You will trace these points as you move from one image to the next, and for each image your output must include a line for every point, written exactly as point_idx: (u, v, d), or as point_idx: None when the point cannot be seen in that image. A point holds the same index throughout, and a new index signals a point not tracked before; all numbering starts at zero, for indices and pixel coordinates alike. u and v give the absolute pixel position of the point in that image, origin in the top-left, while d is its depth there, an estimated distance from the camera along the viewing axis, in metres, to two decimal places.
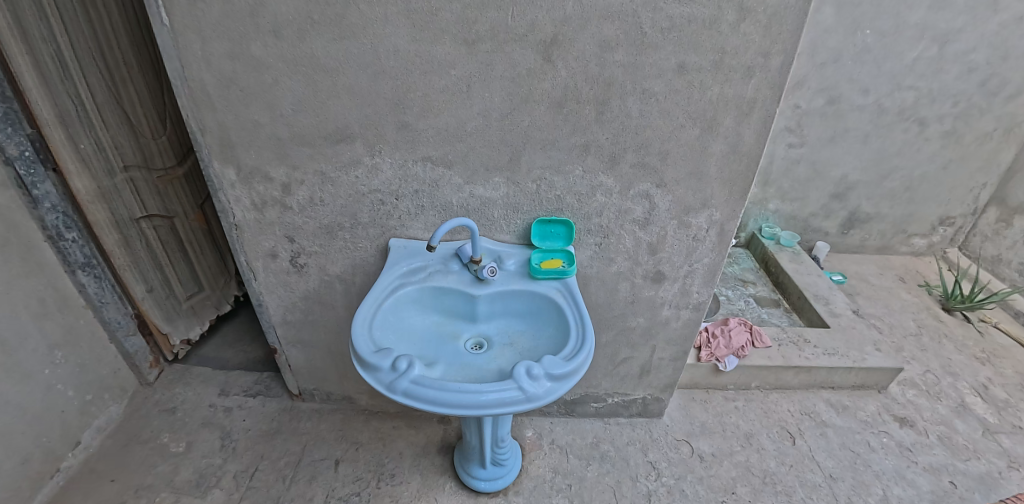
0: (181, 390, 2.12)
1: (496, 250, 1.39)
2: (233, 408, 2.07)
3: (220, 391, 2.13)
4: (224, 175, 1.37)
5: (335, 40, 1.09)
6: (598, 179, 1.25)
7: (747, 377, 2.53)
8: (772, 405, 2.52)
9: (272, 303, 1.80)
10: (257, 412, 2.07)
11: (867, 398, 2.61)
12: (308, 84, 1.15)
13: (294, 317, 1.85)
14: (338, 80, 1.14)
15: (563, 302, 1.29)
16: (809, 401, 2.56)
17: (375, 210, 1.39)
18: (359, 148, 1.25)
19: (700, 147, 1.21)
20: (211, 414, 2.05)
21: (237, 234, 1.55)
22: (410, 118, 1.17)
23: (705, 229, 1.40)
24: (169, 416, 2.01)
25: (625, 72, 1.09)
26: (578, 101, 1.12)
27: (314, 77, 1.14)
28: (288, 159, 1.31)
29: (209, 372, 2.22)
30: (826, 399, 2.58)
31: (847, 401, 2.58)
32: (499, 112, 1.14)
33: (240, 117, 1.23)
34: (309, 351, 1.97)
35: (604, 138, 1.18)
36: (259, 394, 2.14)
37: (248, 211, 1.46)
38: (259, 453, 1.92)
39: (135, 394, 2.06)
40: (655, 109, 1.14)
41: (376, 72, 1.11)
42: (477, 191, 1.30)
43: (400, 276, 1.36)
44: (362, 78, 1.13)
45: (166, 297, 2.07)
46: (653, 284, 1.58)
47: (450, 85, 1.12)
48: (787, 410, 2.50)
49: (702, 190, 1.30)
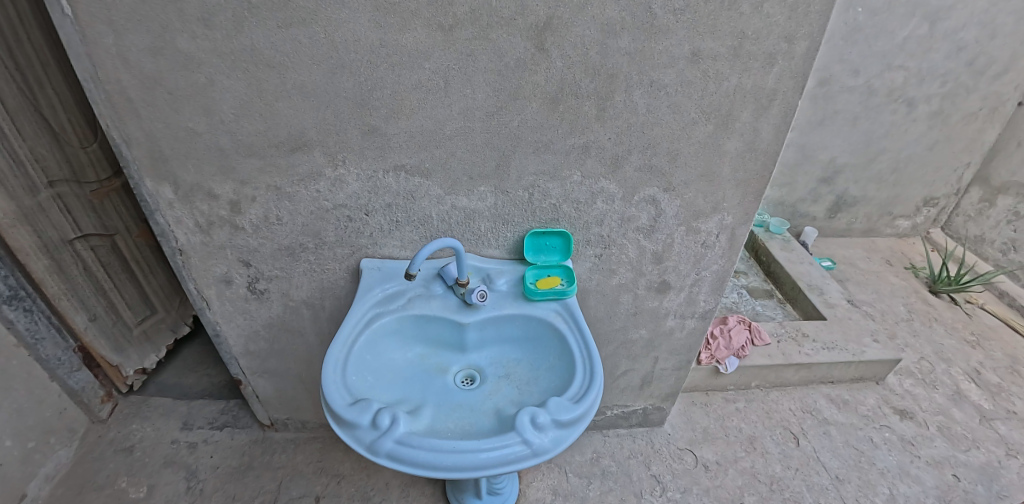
0: (139, 426, 1.88)
1: (485, 269, 1.23)
2: (198, 444, 1.85)
3: (182, 425, 1.91)
4: (160, 194, 1.16)
5: (279, 29, 0.89)
6: (600, 184, 1.08)
7: (747, 376, 2.38)
8: (773, 404, 2.38)
9: (230, 333, 1.60)
10: (226, 446, 1.86)
11: (866, 391, 2.48)
12: (252, 83, 0.96)
13: (258, 346, 1.65)
14: (287, 77, 0.94)
15: (564, 328, 1.15)
16: (810, 397, 2.43)
17: (343, 227, 1.21)
18: (319, 157, 1.06)
19: (714, 146, 1.05)
20: (174, 452, 1.82)
21: (183, 259, 1.35)
22: (379, 120, 0.98)
23: (715, 234, 1.25)
24: (127, 457, 1.79)
25: (630, 61, 0.91)
26: (577, 96, 0.95)
27: (258, 74, 0.94)
28: (233, 173, 1.11)
29: (169, 403, 1.98)
30: (826, 394, 2.45)
31: (847, 396, 2.45)
32: (484, 111, 0.96)
33: (171, 125, 1.03)
34: (278, 380, 1.77)
35: (607, 139, 1.00)
36: (226, 426, 1.92)
37: (195, 233, 1.26)
38: (230, 493, 1.72)
39: (88, 433, 1.82)
40: (666, 104, 0.97)
41: (333, 67, 0.92)
42: (460, 203, 1.12)
43: (376, 305, 1.19)
44: (317, 75, 0.93)
45: (113, 325, 1.83)
46: (657, 295, 1.43)
47: (422, 81, 0.93)
48: (789, 409, 2.36)
49: (714, 193, 1.14)
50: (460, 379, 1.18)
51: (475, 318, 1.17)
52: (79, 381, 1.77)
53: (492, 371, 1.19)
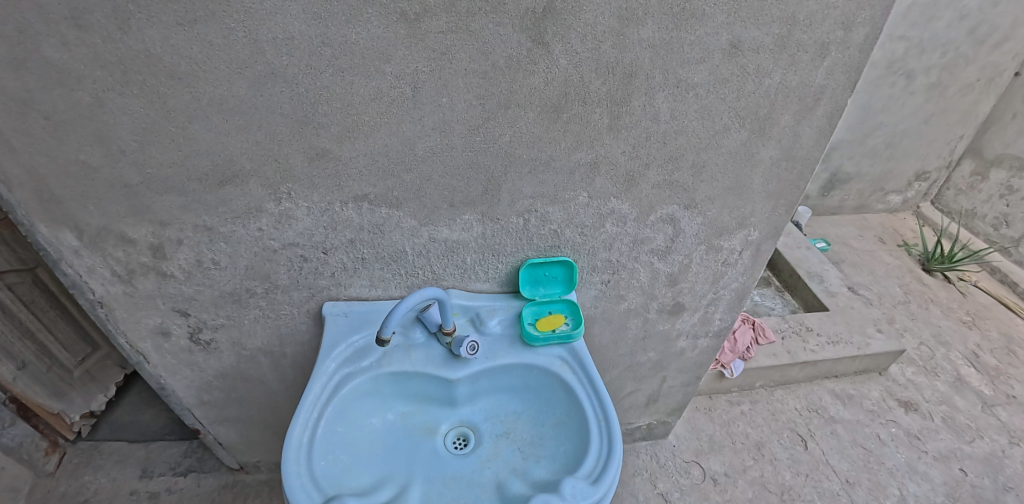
0: (92, 477, 1.57)
1: (474, 309, 1.03)
2: (161, 494, 1.56)
3: (140, 473, 1.60)
4: (60, 240, 0.91)
5: (178, 27, 0.66)
6: (611, 205, 0.88)
7: (751, 377, 2.15)
8: (778, 404, 2.17)
9: (178, 386, 1.36)
10: (190, 497, 1.57)
11: (870, 383, 2.28)
12: (154, 101, 0.73)
13: (212, 396, 1.41)
14: (198, 90, 0.72)
15: (572, 379, 0.97)
16: (813, 394, 2.21)
17: (297, 268, 0.99)
18: (256, 189, 0.84)
19: (746, 156, 0.85)
20: None
21: (107, 312, 1.13)
22: (328, 141, 0.75)
23: (737, 252, 1.06)
24: None
25: (654, 56, 0.71)
26: (586, 102, 0.74)
27: (159, 87, 0.72)
28: (149, 213, 0.88)
29: (124, 447, 1.65)
30: (830, 390, 2.24)
31: (852, 390, 2.24)
32: (464, 124, 0.74)
33: (57, 159, 0.79)
34: (241, 428, 1.53)
35: (622, 152, 0.80)
36: (191, 471, 1.62)
37: (113, 282, 1.00)
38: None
39: (34, 488, 1.51)
40: (695, 106, 0.77)
41: (256, 75, 0.69)
42: (440, 234, 0.90)
43: (345, 361, 0.98)
44: (238, 86, 0.70)
45: (48, 370, 1.50)
46: (669, 318, 1.25)
47: (376, 91, 0.70)
48: (794, 409, 2.15)
49: (740, 208, 0.95)
50: (451, 440, 1.00)
51: (465, 372, 0.97)
52: (15, 437, 1.49)
53: (487, 429, 1.01)
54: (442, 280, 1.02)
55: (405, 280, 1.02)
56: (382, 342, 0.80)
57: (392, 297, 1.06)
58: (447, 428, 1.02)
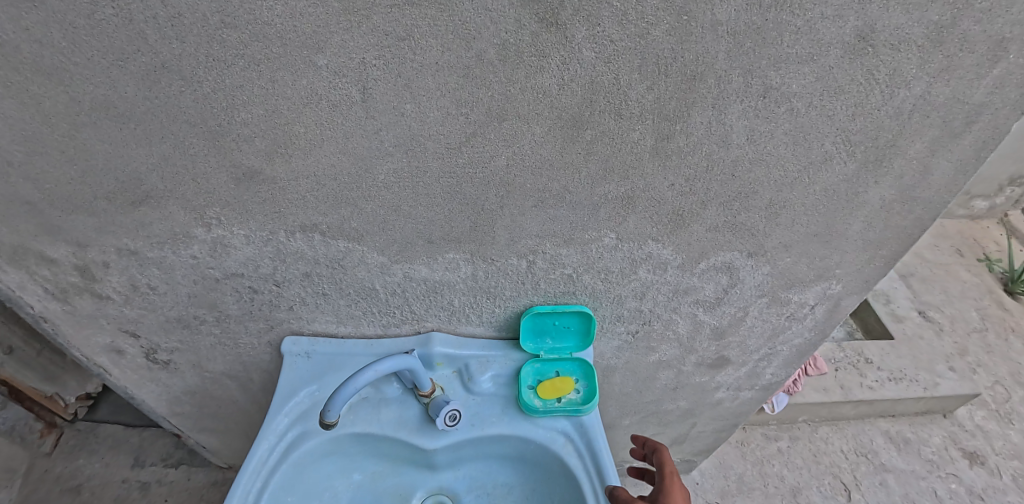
0: (87, 460, 1.34)
1: (462, 360, 0.82)
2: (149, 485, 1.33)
3: (132, 461, 1.36)
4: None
5: (26, 2, 0.44)
6: (647, 249, 0.65)
7: (794, 410, 1.79)
8: (822, 443, 1.80)
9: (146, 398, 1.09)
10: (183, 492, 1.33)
11: (931, 427, 1.89)
12: (28, 103, 0.52)
13: (184, 408, 1.15)
14: (78, 90, 0.50)
15: (575, 464, 0.75)
16: (863, 435, 1.84)
17: (248, 300, 0.79)
18: (177, 212, 0.63)
19: (849, 197, 0.61)
20: (125, 494, 1.31)
21: (52, 327, 0.88)
22: (254, 159, 0.54)
23: (809, 307, 0.82)
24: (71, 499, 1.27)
25: (739, 50, 0.46)
26: (623, 117, 0.50)
27: (26, 84, 0.50)
28: (62, 232, 0.69)
29: (121, 430, 1.40)
30: (884, 430, 1.86)
31: (909, 434, 1.86)
32: (439, 140, 0.52)
33: None
34: (219, 438, 1.26)
35: (670, 186, 0.57)
36: (183, 463, 1.37)
37: (49, 299, 0.83)
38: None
39: (30, 469, 1.29)
40: (789, 125, 0.52)
41: (144, 71, 0.48)
42: (418, 273, 0.69)
43: (301, 417, 0.80)
44: (124, 84, 0.50)
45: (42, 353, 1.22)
46: (708, 370, 1.01)
47: (309, 92, 0.49)
48: (840, 451, 1.78)
49: (825, 258, 0.71)
50: None
51: (445, 442, 0.77)
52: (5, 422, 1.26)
53: None
54: (424, 321, 0.81)
55: (380, 318, 0.80)
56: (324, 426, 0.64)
57: (365, 335, 0.84)
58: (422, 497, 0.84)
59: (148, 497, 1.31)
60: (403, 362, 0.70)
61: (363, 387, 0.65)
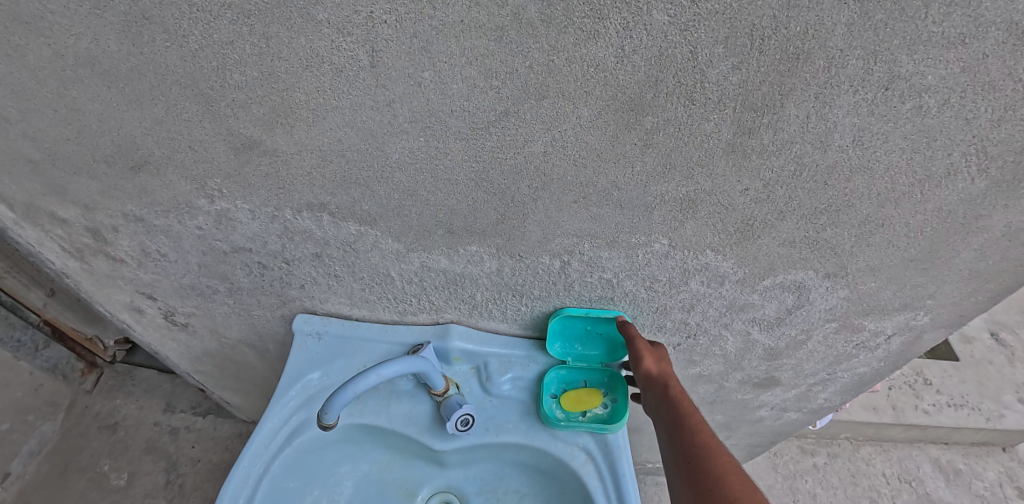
0: (123, 402, 1.34)
1: (482, 357, 0.74)
2: (179, 430, 1.33)
3: (165, 406, 1.35)
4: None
5: None
6: (703, 259, 0.55)
7: (836, 426, 1.49)
8: (862, 465, 1.49)
9: (170, 355, 1.05)
10: (212, 439, 1.32)
11: (987, 461, 1.54)
12: (12, 56, 0.48)
13: (207, 368, 1.10)
14: (59, 42, 0.46)
15: (594, 486, 0.67)
16: (909, 460, 1.51)
17: (259, 275, 0.73)
18: (178, 181, 0.58)
19: (965, 220, 0.50)
20: (158, 437, 1.31)
21: (74, 283, 0.86)
22: (252, 128, 0.48)
23: (884, 337, 0.71)
24: (107, 436, 1.29)
25: (870, 21, 0.36)
26: (695, 103, 0.40)
27: (5, 35, 0.46)
28: (69, 194, 0.65)
29: (155, 376, 1.39)
30: (934, 458, 1.52)
31: (963, 467, 1.51)
32: (463, 117, 0.43)
33: None
34: (238, 399, 1.23)
35: (743, 190, 0.47)
36: (211, 413, 1.36)
37: (67, 257, 0.80)
38: (208, 496, 1.24)
39: (72, 405, 1.30)
40: (911, 128, 0.42)
41: (124, 22, 0.43)
42: (437, 264, 0.61)
43: (307, 402, 0.74)
44: (105, 38, 0.44)
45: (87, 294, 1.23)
46: (754, 390, 0.87)
47: (308, 53, 0.41)
48: (881, 475, 1.47)
49: (919, 285, 0.60)
50: None
51: (455, 446, 0.70)
52: (50, 360, 1.25)
53: None
54: (442, 312, 0.73)
55: (395, 305, 0.73)
56: (325, 426, 0.60)
57: (380, 320, 0.77)
58: (428, 494, 0.77)
59: (176, 442, 1.31)
60: (413, 365, 0.64)
61: (365, 392, 0.60)
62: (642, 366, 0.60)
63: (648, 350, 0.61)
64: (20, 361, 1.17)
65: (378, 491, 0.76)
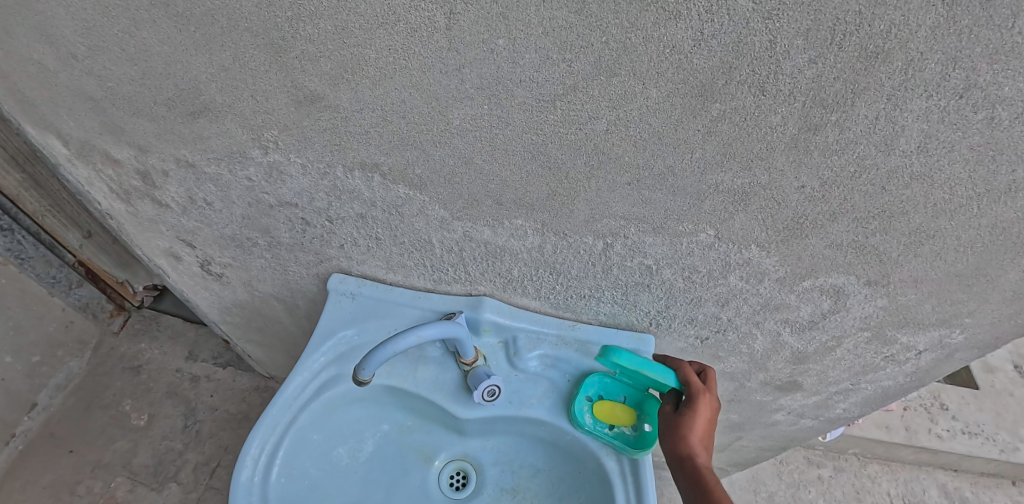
0: (149, 346, 1.40)
1: (511, 331, 0.75)
2: (200, 378, 1.37)
3: (188, 354, 1.40)
4: (50, 147, 0.75)
5: None
6: (746, 254, 0.56)
7: (846, 441, 1.48)
8: (868, 482, 1.48)
9: (201, 303, 1.09)
10: (232, 390, 1.37)
11: (996, 492, 1.52)
12: None
13: (235, 319, 1.13)
14: None
15: (612, 469, 0.69)
16: (915, 483, 1.50)
17: (300, 231, 0.75)
18: (234, 129, 0.60)
19: (1018, 239, 0.50)
20: (179, 383, 1.36)
21: (117, 225, 0.89)
22: (318, 82, 0.50)
23: (915, 352, 0.70)
24: (132, 378, 1.34)
25: (968, 16, 0.35)
26: (766, 94, 0.41)
27: None
28: (127, 134, 0.68)
29: (180, 324, 1.44)
30: (942, 484, 1.51)
31: (969, 495, 1.50)
32: (530, 88, 0.44)
33: (10, 54, 0.60)
34: (261, 354, 1.27)
35: (799, 187, 0.47)
36: (232, 365, 1.40)
37: (114, 199, 0.83)
38: (223, 444, 1.29)
39: (100, 345, 1.36)
40: (979, 139, 0.42)
41: None
42: (480, 235, 0.62)
43: (337, 359, 0.76)
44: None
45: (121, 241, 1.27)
46: (773, 392, 0.87)
47: (386, 10, 0.42)
48: (886, 495, 1.46)
49: (959, 302, 0.59)
50: (447, 478, 0.78)
51: (478, 415, 0.72)
52: (82, 298, 1.29)
53: (494, 478, 0.77)
54: (477, 284, 0.74)
55: (431, 273, 0.74)
56: (360, 381, 0.62)
57: (414, 287, 0.79)
58: (445, 460, 0.79)
59: (197, 390, 1.36)
60: (449, 330, 0.66)
61: (403, 351, 0.61)
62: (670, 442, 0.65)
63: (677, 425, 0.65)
64: (56, 296, 1.22)
65: (397, 451, 0.78)
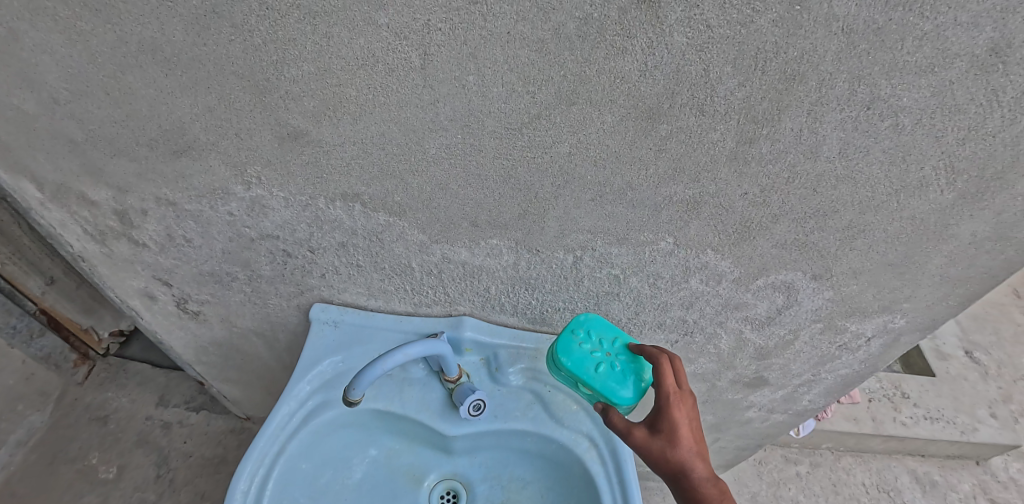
0: (115, 394, 1.36)
1: (492, 348, 0.79)
2: (171, 424, 1.35)
3: (158, 400, 1.37)
4: (22, 192, 0.75)
5: None
6: (703, 258, 0.61)
7: (818, 436, 1.54)
8: (843, 475, 1.55)
9: (174, 343, 1.08)
10: (205, 435, 1.34)
11: (963, 473, 1.60)
12: (76, 40, 0.52)
13: (210, 359, 1.12)
14: (126, 29, 0.50)
15: (598, 472, 0.72)
16: (887, 471, 1.57)
17: (281, 263, 0.77)
18: (217, 167, 0.62)
19: (936, 228, 0.56)
20: (149, 431, 1.33)
21: (89, 268, 0.89)
22: (301, 119, 0.53)
23: (866, 339, 0.76)
24: (97, 429, 1.31)
25: (867, 40, 0.41)
26: (705, 114, 0.46)
27: (75, 19, 0.50)
28: (106, 175, 0.69)
29: (148, 370, 1.42)
30: (912, 470, 1.58)
31: (939, 478, 1.57)
32: (499, 118, 0.48)
33: None
34: (236, 394, 1.25)
35: (742, 194, 0.53)
36: (203, 409, 1.37)
37: (88, 240, 0.83)
38: (199, 490, 1.26)
39: (62, 396, 1.32)
40: (889, 143, 0.48)
41: (193, 15, 0.47)
42: (458, 256, 0.66)
43: (323, 386, 0.77)
44: (173, 28, 0.49)
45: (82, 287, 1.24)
46: (743, 389, 0.92)
47: (365, 53, 0.46)
48: (862, 485, 1.53)
49: (896, 289, 0.66)
50: (438, 498, 0.79)
51: (465, 431, 0.75)
52: (43, 349, 1.26)
53: (485, 494, 0.79)
54: (457, 305, 0.78)
55: (411, 297, 0.77)
56: (351, 402, 0.64)
57: (395, 311, 0.82)
58: (435, 480, 0.80)
59: (169, 436, 1.33)
60: (434, 347, 0.69)
61: (392, 370, 0.64)
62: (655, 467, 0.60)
63: (656, 450, 0.59)
64: (14, 348, 1.19)
65: (387, 475, 0.79)
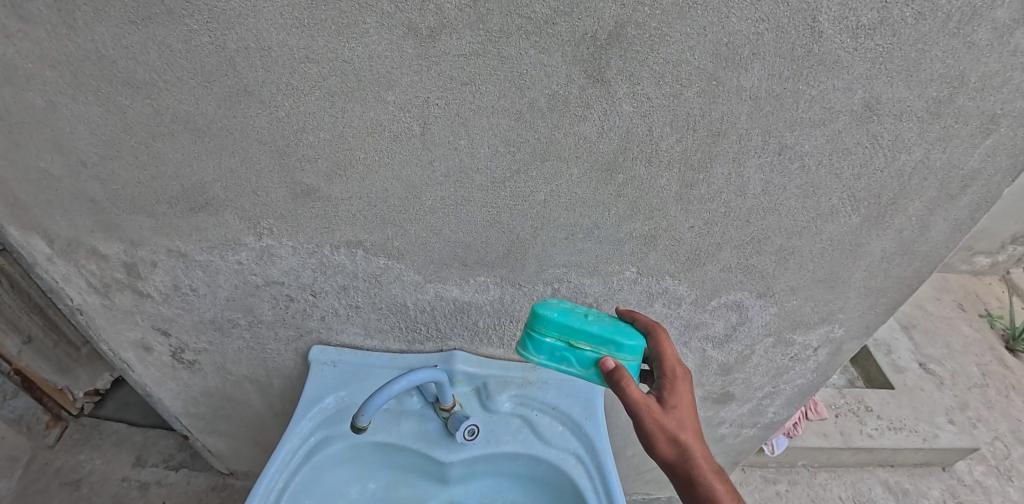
0: (88, 456, 1.34)
1: (482, 379, 0.86)
2: (150, 484, 1.32)
3: (135, 459, 1.36)
4: (30, 247, 0.77)
5: (130, 25, 0.52)
6: (664, 284, 0.70)
7: (792, 454, 1.62)
8: (820, 490, 1.62)
9: (163, 396, 1.09)
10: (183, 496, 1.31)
11: (930, 479, 1.69)
12: (113, 112, 0.60)
13: (199, 410, 1.13)
14: (162, 104, 0.58)
15: (586, 485, 0.78)
16: (861, 483, 1.65)
17: (283, 307, 0.83)
18: (233, 220, 0.70)
19: (853, 248, 0.67)
20: (126, 493, 1.30)
21: (86, 321, 0.91)
22: (314, 177, 0.61)
23: (812, 349, 0.86)
24: (70, 494, 1.27)
25: (773, 105, 0.53)
26: (653, 164, 0.57)
27: (115, 96, 0.58)
28: (120, 231, 0.75)
29: (125, 430, 1.40)
30: (883, 480, 1.67)
31: (909, 486, 1.66)
32: (486, 174, 0.58)
33: (15, 164, 0.66)
34: (221, 447, 1.26)
35: (690, 228, 0.63)
36: (184, 466, 1.36)
37: (90, 293, 0.85)
38: None
39: (31, 461, 1.29)
40: (802, 181, 0.59)
41: (227, 93, 0.56)
42: (449, 293, 0.74)
43: (325, 422, 0.82)
44: (206, 103, 0.57)
45: (57, 346, 1.25)
46: (713, 405, 1.01)
47: (374, 123, 0.55)
48: (838, 499, 1.60)
49: (830, 302, 0.76)
50: None
51: (462, 456, 0.80)
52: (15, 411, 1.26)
53: None
54: (448, 340, 0.85)
55: (406, 333, 0.84)
56: (359, 428, 0.70)
57: (390, 349, 0.88)
58: None
59: (147, 497, 1.30)
60: (432, 376, 0.76)
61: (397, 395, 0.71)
62: (661, 450, 0.62)
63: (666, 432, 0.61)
64: None
65: None
